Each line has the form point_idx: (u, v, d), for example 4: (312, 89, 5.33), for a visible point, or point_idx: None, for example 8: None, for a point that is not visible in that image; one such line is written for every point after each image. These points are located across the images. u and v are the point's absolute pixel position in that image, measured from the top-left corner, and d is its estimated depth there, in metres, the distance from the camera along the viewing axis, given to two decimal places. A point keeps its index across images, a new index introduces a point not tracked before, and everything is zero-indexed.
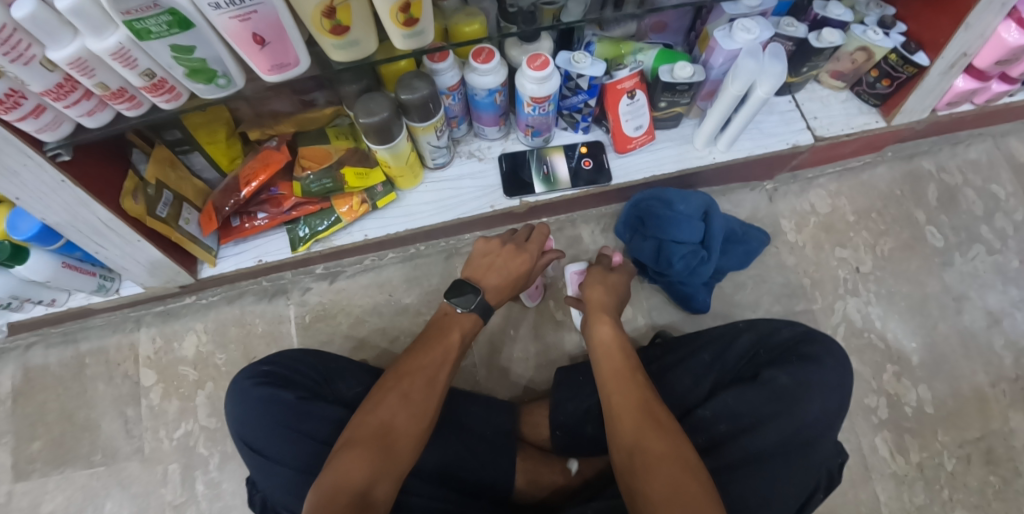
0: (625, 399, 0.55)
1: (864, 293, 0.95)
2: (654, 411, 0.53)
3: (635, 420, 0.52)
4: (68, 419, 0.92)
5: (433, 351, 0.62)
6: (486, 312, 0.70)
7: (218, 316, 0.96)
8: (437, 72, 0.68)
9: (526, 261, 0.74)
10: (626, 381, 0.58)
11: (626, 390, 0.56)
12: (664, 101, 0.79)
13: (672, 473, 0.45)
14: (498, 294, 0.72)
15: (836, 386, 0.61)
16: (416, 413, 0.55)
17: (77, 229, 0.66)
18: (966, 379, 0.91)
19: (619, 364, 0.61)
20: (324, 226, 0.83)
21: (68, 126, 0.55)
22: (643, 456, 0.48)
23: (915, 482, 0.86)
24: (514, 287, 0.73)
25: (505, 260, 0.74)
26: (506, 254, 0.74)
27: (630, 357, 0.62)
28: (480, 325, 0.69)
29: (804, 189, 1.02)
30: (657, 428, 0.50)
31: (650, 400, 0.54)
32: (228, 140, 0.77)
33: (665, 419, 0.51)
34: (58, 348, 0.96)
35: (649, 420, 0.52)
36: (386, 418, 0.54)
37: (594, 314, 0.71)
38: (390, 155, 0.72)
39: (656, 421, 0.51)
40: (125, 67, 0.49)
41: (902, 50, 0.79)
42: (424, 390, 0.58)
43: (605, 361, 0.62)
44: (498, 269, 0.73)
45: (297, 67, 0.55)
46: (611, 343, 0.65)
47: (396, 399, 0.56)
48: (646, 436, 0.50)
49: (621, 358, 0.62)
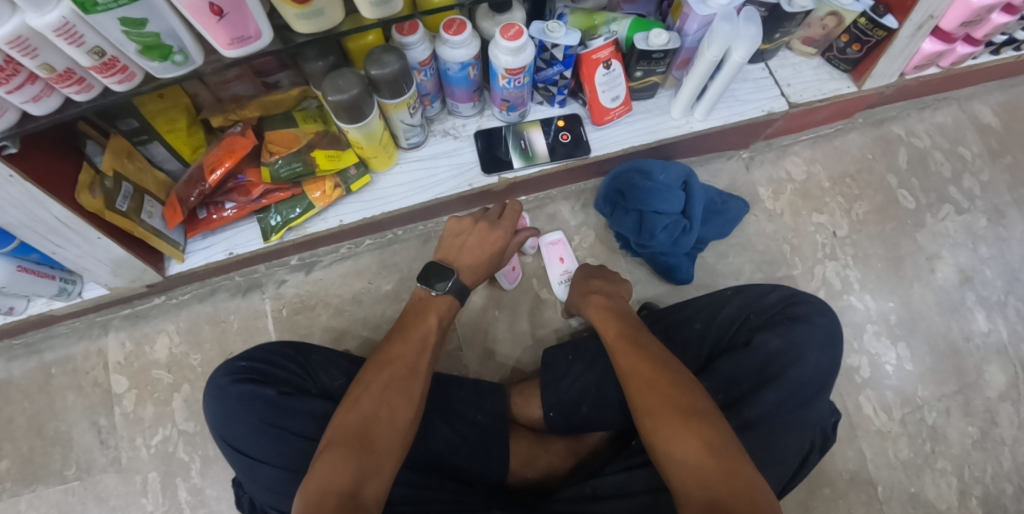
0: (621, 365, 0.56)
1: (842, 257, 0.97)
2: (647, 371, 0.53)
3: (634, 387, 0.53)
4: (36, 433, 0.87)
5: (410, 339, 0.60)
6: (465, 292, 0.69)
7: (191, 315, 0.92)
8: (407, 46, 0.65)
9: (500, 238, 0.72)
10: (621, 346, 0.59)
11: (622, 356, 0.57)
12: (640, 71, 0.78)
13: (676, 438, 0.47)
14: (474, 274, 0.70)
15: (827, 343, 0.62)
16: (399, 401, 0.53)
17: (31, 228, 0.62)
18: (943, 336, 0.93)
19: (614, 333, 0.62)
20: (296, 213, 0.80)
21: (13, 114, 0.51)
22: (647, 420, 0.49)
23: (899, 437, 0.88)
24: (488, 268, 0.72)
25: (478, 241, 0.71)
26: (479, 236, 0.71)
27: (626, 323, 0.64)
28: (457, 307, 0.68)
29: (780, 157, 1.03)
30: (652, 391, 0.51)
31: (644, 360, 0.55)
32: (189, 128, 0.73)
33: (659, 377, 0.52)
34: (20, 359, 0.90)
35: (644, 381, 0.52)
36: (369, 412, 0.52)
37: (587, 299, 0.72)
38: (362, 135, 0.69)
39: (651, 380, 0.52)
40: (71, 44, 0.45)
41: (871, 14, 0.79)
42: (405, 376, 0.56)
43: (607, 332, 0.63)
44: (469, 250, 0.70)
45: (259, 40, 0.53)
46: (607, 317, 0.66)
47: (376, 391, 0.54)
48: (646, 398, 0.51)
49: (617, 327, 0.63)
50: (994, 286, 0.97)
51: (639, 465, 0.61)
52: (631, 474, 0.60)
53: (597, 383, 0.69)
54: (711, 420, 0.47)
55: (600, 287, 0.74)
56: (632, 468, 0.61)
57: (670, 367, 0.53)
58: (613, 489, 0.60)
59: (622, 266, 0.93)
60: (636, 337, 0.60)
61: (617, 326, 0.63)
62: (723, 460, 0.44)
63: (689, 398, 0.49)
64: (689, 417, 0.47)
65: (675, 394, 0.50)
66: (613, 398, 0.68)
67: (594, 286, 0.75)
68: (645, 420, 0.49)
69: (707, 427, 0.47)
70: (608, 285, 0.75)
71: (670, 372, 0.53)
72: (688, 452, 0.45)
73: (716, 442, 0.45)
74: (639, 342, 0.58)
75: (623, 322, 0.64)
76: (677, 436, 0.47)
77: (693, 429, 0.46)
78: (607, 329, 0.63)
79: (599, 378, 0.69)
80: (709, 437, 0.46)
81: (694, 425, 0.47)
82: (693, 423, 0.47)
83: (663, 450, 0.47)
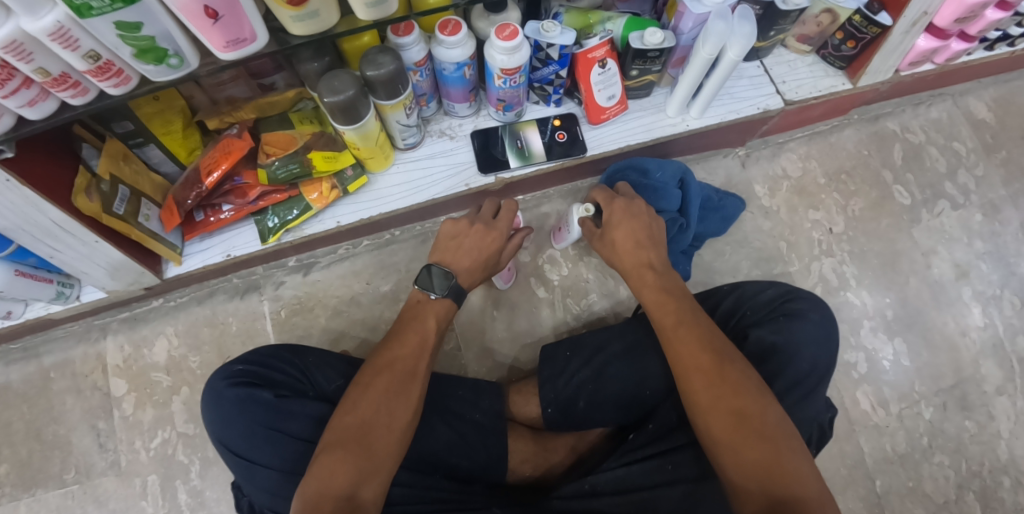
0: (679, 358, 0.53)
1: (838, 253, 0.97)
2: (710, 370, 0.50)
3: (693, 385, 0.50)
4: (35, 437, 0.87)
5: (409, 343, 0.60)
6: (462, 295, 0.68)
7: (189, 317, 0.92)
8: (403, 47, 0.65)
9: (496, 239, 0.72)
10: (678, 335, 0.54)
11: (681, 349, 0.53)
12: (635, 69, 0.78)
13: (741, 443, 0.46)
14: (471, 277, 0.70)
15: (823, 338, 0.62)
16: (398, 407, 0.53)
17: (27, 232, 0.62)
18: (939, 330, 0.94)
19: (670, 318, 0.57)
20: (294, 215, 0.80)
21: (8, 118, 0.51)
22: (709, 422, 0.48)
23: (896, 432, 0.89)
24: (487, 271, 0.72)
25: (477, 245, 0.71)
26: (481, 240, 0.71)
27: (684, 303, 0.58)
28: (454, 310, 0.67)
29: (776, 154, 1.03)
30: (715, 390, 0.49)
31: (706, 355, 0.51)
32: (185, 130, 0.73)
33: (724, 376, 0.49)
34: (19, 364, 0.90)
35: (706, 379, 0.50)
36: (366, 417, 0.52)
37: (635, 270, 0.65)
38: (358, 136, 0.69)
39: (715, 379, 0.50)
40: (66, 48, 0.45)
41: (865, 11, 0.80)
42: (406, 377, 0.56)
43: (661, 315, 0.58)
44: (469, 254, 0.70)
45: (254, 42, 0.53)
46: (662, 297, 0.60)
47: (377, 395, 0.53)
48: (707, 400, 0.49)
49: (675, 309, 0.58)
50: (990, 281, 0.97)
51: (638, 461, 0.61)
52: (630, 470, 0.60)
53: (595, 376, 0.70)
54: (781, 426, 0.47)
55: (646, 255, 0.66)
56: (630, 464, 0.61)
57: (735, 365, 0.51)
58: (611, 486, 0.60)
59: None
60: (696, 325, 0.55)
61: (673, 308, 0.58)
62: (793, 468, 0.44)
63: (758, 402, 0.48)
64: (757, 425, 0.46)
65: (741, 398, 0.48)
66: (609, 393, 0.68)
67: (637, 248, 0.66)
68: (705, 421, 0.48)
69: (776, 433, 0.46)
70: (655, 253, 0.66)
71: (737, 371, 0.50)
72: (753, 460, 0.45)
73: (786, 448, 0.45)
74: (699, 331, 0.54)
75: (680, 302, 0.58)
76: (745, 442, 0.46)
77: (764, 437, 0.45)
78: (660, 310, 0.58)
79: (597, 374, 0.70)
80: (779, 443, 0.45)
81: (760, 432, 0.46)
82: (759, 431, 0.46)
83: (727, 453, 0.46)
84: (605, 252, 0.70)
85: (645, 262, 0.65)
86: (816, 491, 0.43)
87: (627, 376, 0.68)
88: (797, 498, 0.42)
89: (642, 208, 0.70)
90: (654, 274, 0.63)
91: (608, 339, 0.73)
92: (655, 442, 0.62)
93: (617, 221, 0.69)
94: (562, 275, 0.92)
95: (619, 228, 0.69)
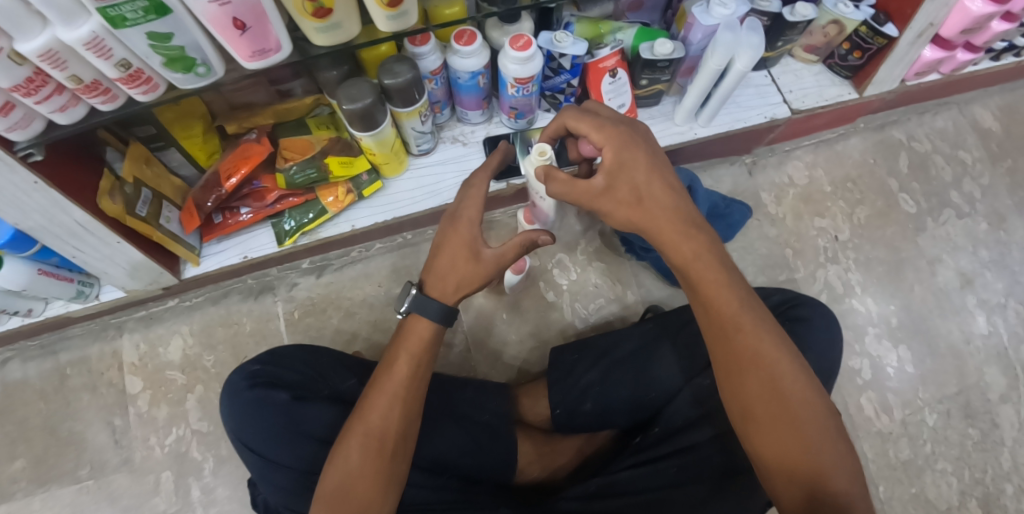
0: (736, 358, 0.46)
1: (843, 261, 0.98)
2: (768, 380, 0.45)
3: (745, 401, 0.45)
4: (52, 433, 0.90)
5: (383, 385, 0.54)
6: (449, 313, 0.58)
7: (204, 317, 0.93)
8: (419, 56, 0.67)
9: (457, 225, 0.58)
10: (737, 328, 0.47)
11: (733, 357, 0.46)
12: (645, 79, 0.80)
13: (792, 453, 0.43)
14: (444, 283, 0.58)
15: (828, 343, 0.64)
16: (374, 461, 0.50)
17: (53, 233, 0.64)
18: (943, 338, 0.95)
19: (732, 308, 0.47)
20: (310, 218, 0.81)
21: (39, 123, 0.54)
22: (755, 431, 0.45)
23: (899, 438, 0.90)
24: (473, 288, 0.59)
25: (449, 257, 0.58)
26: (447, 241, 0.59)
27: (740, 287, 0.49)
28: (439, 325, 0.58)
29: (782, 162, 1.04)
30: (770, 402, 0.44)
31: (770, 356, 0.45)
32: (205, 134, 0.75)
33: (779, 387, 0.44)
34: (37, 360, 0.93)
35: (764, 389, 0.45)
36: (343, 473, 0.50)
37: (670, 228, 0.50)
38: (375, 142, 0.71)
39: (770, 389, 0.44)
40: (100, 57, 0.47)
41: (871, 22, 0.81)
42: (385, 420, 0.52)
43: (716, 297, 0.48)
44: (437, 271, 0.58)
45: (279, 53, 0.55)
46: (713, 271, 0.49)
47: (353, 450, 0.51)
48: (760, 408, 0.44)
49: (733, 299, 0.48)
50: (995, 289, 0.98)
51: (644, 462, 0.62)
52: (636, 471, 0.62)
53: (602, 376, 0.71)
54: (831, 440, 0.44)
55: (678, 203, 0.51)
56: (637, 466, 0.62)
57: (791, 374, 0.45)
58: (618, 486, 0.61)
59: (626, 270, 0.93)
60: (757, 315, 0.47)
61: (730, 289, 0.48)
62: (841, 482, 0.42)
63: (810, 417, 0.44)
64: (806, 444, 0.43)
65: (798, 409, 0.44)
66: (616, 397, 0.70)
67: (669, 194, 0.51)
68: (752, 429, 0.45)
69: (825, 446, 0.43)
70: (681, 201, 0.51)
71: (791, 379, 0.45)
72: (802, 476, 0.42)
73: (832, 471, 0.42)
74: (751, 332, 0.46)
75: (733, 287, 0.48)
76: (792, 458, 0.43)
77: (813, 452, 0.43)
78: (717, 294, 0.48)
79: (603, 378, 0.71)
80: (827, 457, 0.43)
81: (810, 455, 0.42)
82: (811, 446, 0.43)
83: (774, 467, 0.44)
84: (629, 211, 0.51)
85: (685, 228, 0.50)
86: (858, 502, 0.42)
87: (632, 380, 0.70)
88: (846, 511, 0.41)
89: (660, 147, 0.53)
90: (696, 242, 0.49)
91: (615, 342, 0.74)
92: (663, 444, 0.63)
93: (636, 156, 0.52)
94: (571, 280, 0.92)
95: (653, 179, 0.51)
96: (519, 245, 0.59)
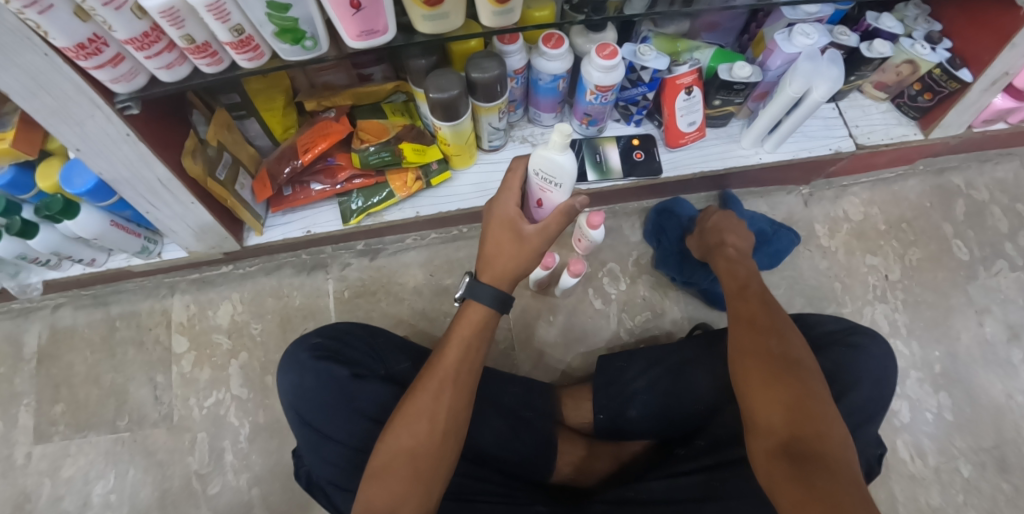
0: (737, 320, 0.58)
1: (891, 300, 0.97)
2: (758, 330, 0.54)
3: (745, 365, 0.51)
4: (95, 382, 0.92)
5: (438, 368, 0.55)
6: (505, 301, 0.58)
7: (256, 286, 0.96)
8: (506, 54, 0.69)
9: (504, 210, 0.60)
10: (742, 306, 0.60)
11: (744, 338, 0.54)
12: (718, 99, 0.82)
13: (771, 372, 0.49)
14: (494, 264, 0.58)
15: (882, 375, 0.63)
16: (424, 426, 0.51)
17: (132, 186, 0.66)
18: (984, 389, 0.93)
19: (739, 291, 0.63)
20: (377, 200, 0.83)
21: (143, 78, 0.55)
22: (738, 362, 0.52)
23: (932, 485, 0.88)
24: (521, 267, 0.58)
25: (496, 241, 0.58)
26: (492, 227, 0.59)
27: (759, 290, 0.63)
28: (496, 314, 0.58)
29: (838, 196, 1.04)
30: (756, 341, 0.53)
31: (766, 321, 0.56)
32: (285, 109, 0.77)
33: (775, 351, 0.51)
34: (87, 310, 0.96)
35: (753, 335, 0.54)
36: (397, 441, 0.51)
37: (736, 268, 0.69)
38: (452, 133, 0.73)
39: (759, 335, 0.54)
40: (217, 20, 0.49)
41: (947, 65, 0.81)
42: (435, 401, 0.53)
43: (733, 292, 0.64)
44: (485, 256, 0.58)
45: (384, 35, 0.56)
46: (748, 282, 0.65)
47: (407, 417, 0.52)
48: (746, 347, 0.53)
49: (749, 299, 0.61)
50: None
51: (684, 474, 0.62)
52: (674, 483, 0.61)
53: (650, 386, 0.72)
54: (814, 384, 0.48)
55: (743, 262, 0.70)
56: (676, 476, 0.62)
57: (792, 349, 0.52)
58: (656, 495, 0.61)
59: (673, 285, 0.94)
60: (760, 300, 0.60)
61: (747, 294, 0.62)
62: (816, 407, 0.46)
63: (813, 388, 0.48)
64: (806, 401, 0.46)
65: (781, 349, 0.51)
66: (664, 408, 0.70)
67: (737, 263, 0.70)
68: (738, 360, 0.53)
69: (806, 382, 0.48)
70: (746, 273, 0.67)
71: (782, 336, 0.53)
72: (769, 392, 0.48)
73: (810, 398, 0.47)
74: (776, 332, 0.54)
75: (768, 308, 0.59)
76: (773, 377, 0.49)
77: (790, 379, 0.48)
78: (739, 291, 0.63)
79: (651, 387, 0.71)
80: (805, 388, 0.47)
81: (811, 416, 0.45)
82: (790, 376, 0.48)
83: (748, 388, 0.49)
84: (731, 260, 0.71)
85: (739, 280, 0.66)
86: (833, 434, 0.45)
87: (684, 392, 0.70)
88: (817, 431, 0.44)
89: (741, 239, 0.75)
90: (740, 281, 0.66)
91: (665, 353, 0.75)
92: (704, 458, 0.63)
93: (724, 227, 0.77)
94: (620, 290, 0.93)
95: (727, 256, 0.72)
96: (559, 217, 0.58)
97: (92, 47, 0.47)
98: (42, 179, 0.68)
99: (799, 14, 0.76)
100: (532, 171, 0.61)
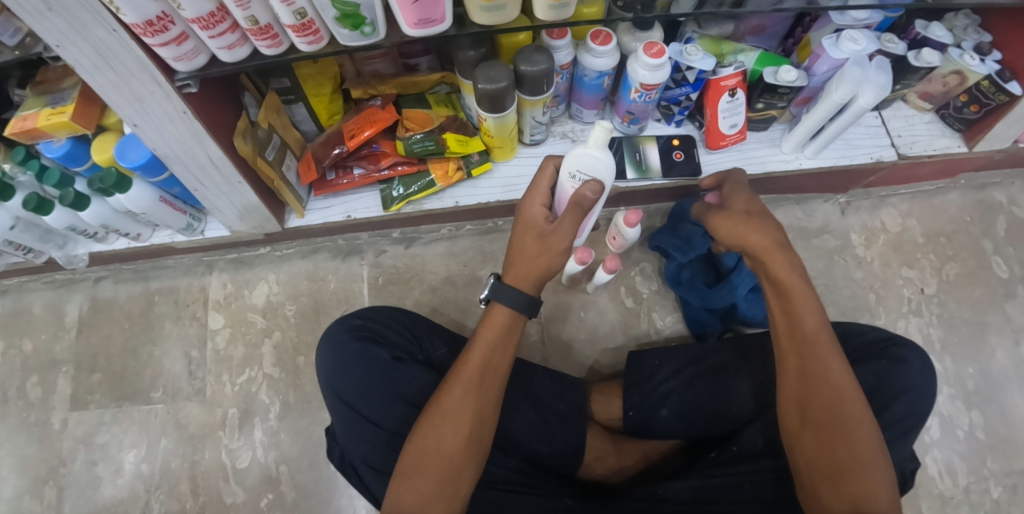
0: (798, 379, 0.51)
1: (926, 314, 0.96)
2: (823, 406, 0.49)
3: (811, 459, 0.48)
4: (131, 354, 0.95)
5: (463, 371, 0.53)
6: (532, 306, 0.55)
7: (292, 268, 0.98)
8: (554, 49, 0.70)
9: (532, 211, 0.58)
10: (803, 354, 0.51)
11: (812, 434, 0.49)
12: (761, 103, 0.82)
13: (834, 471, 0.46)
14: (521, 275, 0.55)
15: (923, 388, 0.63)
16: (450, 434, 0.50)
17: (183, 163, 0.68)
18: (1019, 411, 0.91)
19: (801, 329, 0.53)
20: (417, 188, 0.84)
21: (203, 58, 0.57)
22: (799, 442, 0.49)
23: (960, 505, 0.87)
24: (545, 269, 0.54)
25: (519, 245, 0.56)
26: (519, 227, 0.58)
27: (822, 327, 0.52)
28: (520, 317, 0.55)
29: (876, 207, 1.03)
30: (819, 427, 0.48)
31: (831, 387, 0.49)
32: (332, 95, 0.79)
33: (840, 440, 0.47)
34: (128, 284, 0.99)
35: (818, 417, 0.49)
36: (424, 443, 0.50)
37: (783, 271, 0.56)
38: (496, 125, 0.74)
39: (825, 419, 0.48)
40: (283, 3, 0.50)
41: (996, 78, 0.79)
42: (462, 406, 0.51)
43: (792, 323, 0.53)
44: (510, 257, 0.56)
45: (441, 25, 0.57)
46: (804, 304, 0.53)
47: (435, 420, 0.51)
48: (808, 432, 0.49)
49: (813, 344, 0.52)
50: None
51: (714, 475, 0.61)
52: (704, 483, 0.61)
53: (683, 385, 0.72)
54: (878, 478, 0.46)
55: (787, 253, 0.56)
56: (707, 478, 0.61)
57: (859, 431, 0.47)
58: (686, 494, 0.60)
59: None
60: (826, 345, 0.51)
61: (807, 333, 0.52)
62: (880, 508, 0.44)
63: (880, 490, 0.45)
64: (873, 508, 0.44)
65: (847, 438, 0.47)
66: (697, 409, 0.70)
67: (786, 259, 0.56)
68: (798, 439, 0.50)
69: (872, 479, 0.45)
70: (798, 284, 0.54)
71: (849, 415, 0.48)
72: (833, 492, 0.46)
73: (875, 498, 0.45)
74: (841, 407, 0.48)
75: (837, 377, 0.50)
76: (837, 477, 0.46)
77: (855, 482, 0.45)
78: (798, 324, 0.53)
79: (685, 386, 0.72)
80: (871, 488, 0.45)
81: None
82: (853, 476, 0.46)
83: (812, 480, 0.48)
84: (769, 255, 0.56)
85: (795, 311, 0.53)
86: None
87: (718, 392, 0.70)
88: None
89: (769, 236, 0.58)
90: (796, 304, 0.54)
91: (701, 354, 0.75)
92: (739, 462, 0.62)
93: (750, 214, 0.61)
94: (651, 290, 0.93)
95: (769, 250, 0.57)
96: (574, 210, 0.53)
97: (159, 24, 0.49)
98: (97, 153, 0.70)
99: (846, 19, 0.74)
100: (568, 174, 0.60)
